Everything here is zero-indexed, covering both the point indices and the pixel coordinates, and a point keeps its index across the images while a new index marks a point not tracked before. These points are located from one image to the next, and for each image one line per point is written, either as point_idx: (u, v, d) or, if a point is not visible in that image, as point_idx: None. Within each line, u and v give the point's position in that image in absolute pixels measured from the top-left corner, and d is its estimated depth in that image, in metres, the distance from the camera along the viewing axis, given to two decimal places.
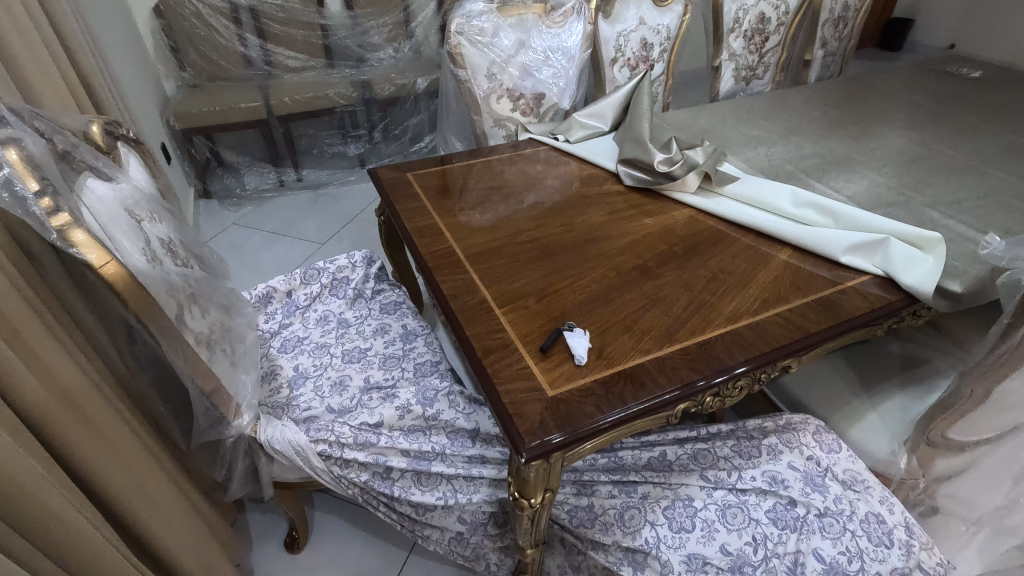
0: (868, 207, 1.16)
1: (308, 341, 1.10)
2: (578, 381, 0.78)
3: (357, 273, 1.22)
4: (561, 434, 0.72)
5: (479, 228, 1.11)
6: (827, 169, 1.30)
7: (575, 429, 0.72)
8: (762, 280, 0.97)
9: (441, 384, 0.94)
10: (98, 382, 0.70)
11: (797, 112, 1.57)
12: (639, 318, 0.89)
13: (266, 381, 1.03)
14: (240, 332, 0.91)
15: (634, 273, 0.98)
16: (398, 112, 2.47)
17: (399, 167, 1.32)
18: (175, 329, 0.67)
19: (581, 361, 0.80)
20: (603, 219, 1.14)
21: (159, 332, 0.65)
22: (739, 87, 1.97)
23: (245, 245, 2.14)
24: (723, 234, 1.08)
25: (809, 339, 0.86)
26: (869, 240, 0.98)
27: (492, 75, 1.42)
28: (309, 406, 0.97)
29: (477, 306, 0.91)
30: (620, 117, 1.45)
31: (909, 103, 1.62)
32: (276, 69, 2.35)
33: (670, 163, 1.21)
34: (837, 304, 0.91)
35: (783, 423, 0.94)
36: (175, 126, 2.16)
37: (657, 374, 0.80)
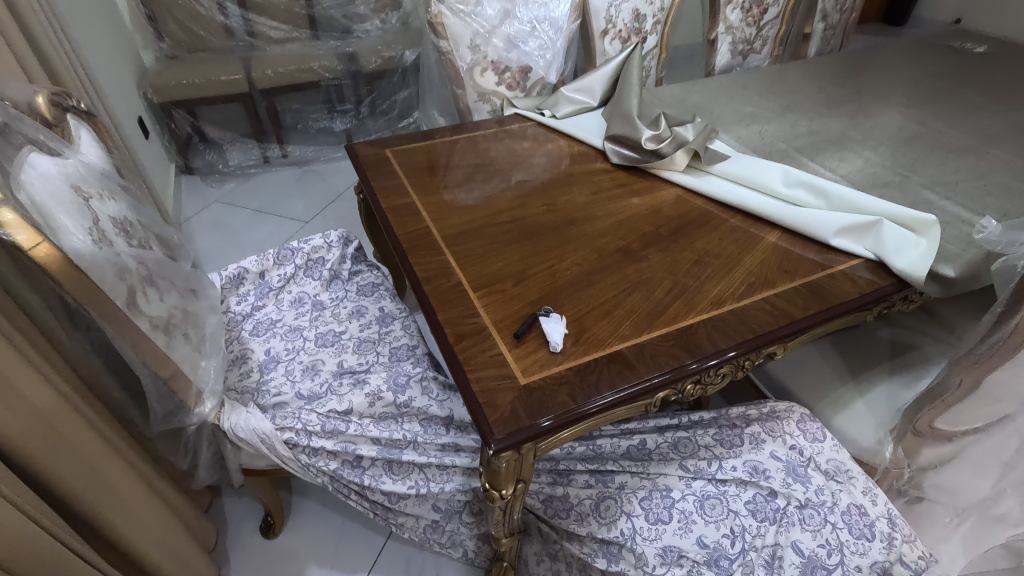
0: (862, 187, 1.12)
1: (281, 324, 1.07)
2: (552, 368, 0.75)
3: (332, 254, 1.18)
4: (531, 424, 0.68)
5: (459, 207, 1.07)
6: (821, 148, 1.25)
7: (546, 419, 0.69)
8: (748, 263, 0.93)
9: (414, 369, 0.91)
10: (48, 372, 0.66)
11: (794, 88, 1.52)
12: (620, 302, 0.85)
13: (236, 365, 1.00)
14: (206, 316, 0.88)
15: (616, 255, 0.94)
16: (385, 86, 2.40)
17: (377, 143, 1.27)
18: (122, 313, 0.64)
19: (556, 348, 0.77)
20: (588, 198, 1.09)
21: (103, 315, 0.62)
22: (736, 62, 1.91)
23: (228, 223, 2.09)
24: (711, 216, 1.04)
25: (795, 325, 0.82)
26: (861, 222, 0.94)
27: (475, 46, 1.36)
28: (280, 392, 0.94)
29: (451, 289, 0.88)
30: (609, 91, 1.40)
31: (909, 79, 1.57)
32: (258, 40, 2.27)
33: (659, 140, 1.16)
34: (825, 289, 0.88)
35: (767, 411, 0.91)
36: (153, 99, 2.08)
37: (635, 361, 0.77)
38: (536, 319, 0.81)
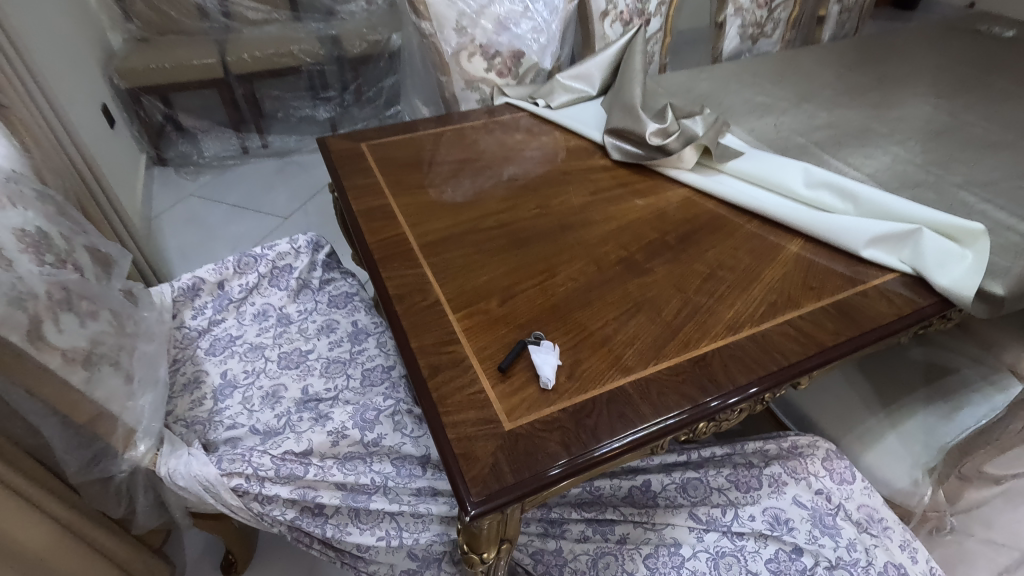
0: (891, 187, 1.00)
1: (241, 341, 0.95)
2: (542, 410, 0.64)
3: (300, 261, 1.06)
4: (518, 483, 0.57)
5: (440, 209, 0.95)
6: (844, 142, 1.13)
7: (535, 475, 0.58)
8: (768, 278, 0.81)
9: (385, 401, 0.80)
10: None
11: (810, 75, 1.39)
12: (621, 326, 0.74)
13: (187, 391, 0.88)
14: (144, 342, 0.76)
15: (617, 267, 0.83)
16: (370, 72, 2.25)
17: (352, 135, 1.15)
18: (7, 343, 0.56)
19: (548, 384, 0.66)
20: (585, 200, 0.97)
21: None
22: (745, 47, 1.77)
23: (203, 219, 1.96)
24: (725, 220, 0.92)
25: (824, 354, 0.71)
26: (897, 231, 0.82)
27: (461, 28, 1.23)
28: (234, 424, 0.83)
29: (427, 309, 0.76)
30: (609, 79, 1.28)
31: (936, 65, 1.44)
32: (234, 22, 2.12)
33: (665, 134, 1.04)
34: (857, 310, 0.76)
35: (788, 447, 0.81)
36: (120, 85, 1.95)
37: (639, 400, 0.65)
38: (524, 348, 0.70)
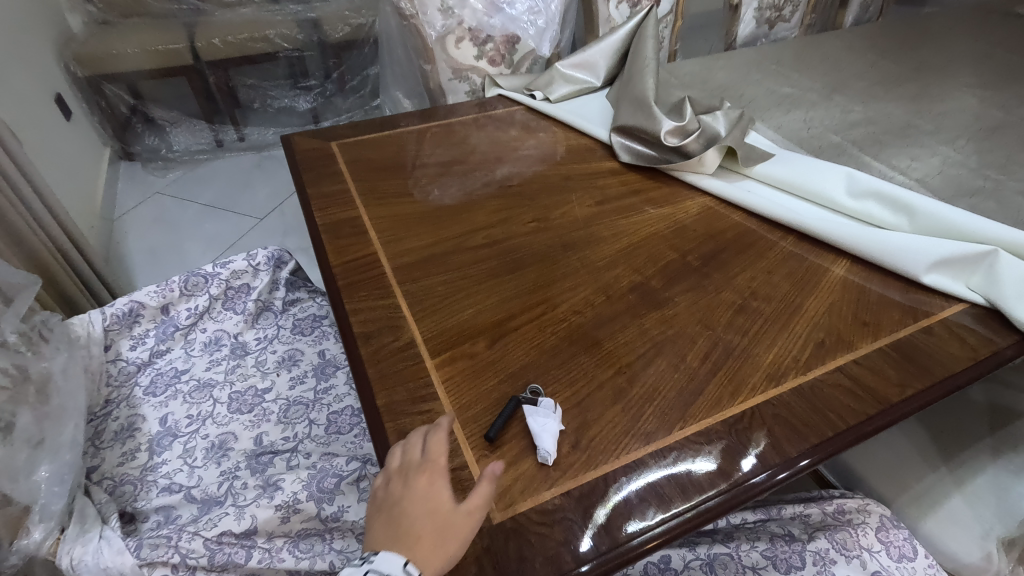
0: (946, 195, 0.86)
1: (187, 378, 0.81)
2: (539, 493, 0.51)
3: (260, 280, 0.91)
4: None
5: (419, 222, 0.81)
6: (885, 140, 0.98)
7: None
8: (812, 310, 0.68)
9: (348, 464, 0.67)
10: None
11: (840, 64, 1.25)
12: (637, 375, 0.60)
13: (118, 441, 0.74)
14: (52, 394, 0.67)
15: (629, 297, 0.69)
16: (354, 59, 2.09)
17: (322, 132, 1.00)
18: None
19: (548, 460, 0.52)
20: (590, 210, 0.83)
21: None
22: (760, 33, 1.63)
23: (171, 220, 1.80)
24: (755, 236, 0.79)
25: (891, 412, 0.57)
26: (964, 253, 0.69)
27: (447, 9, 1.08)
28: (170, 486, 0.69)
29: (398, 353, 0.62)
30: (615, 69, 1.13)
31: (978, 52, 1.29)
32: (206, 4, 1.97)
33: (683, 134, 0.91)
34: (922, 352, 0.63)
35: (834, 515, 0.71)
36: (78, 73, 1.79)
37: (664, 479, 0.52)
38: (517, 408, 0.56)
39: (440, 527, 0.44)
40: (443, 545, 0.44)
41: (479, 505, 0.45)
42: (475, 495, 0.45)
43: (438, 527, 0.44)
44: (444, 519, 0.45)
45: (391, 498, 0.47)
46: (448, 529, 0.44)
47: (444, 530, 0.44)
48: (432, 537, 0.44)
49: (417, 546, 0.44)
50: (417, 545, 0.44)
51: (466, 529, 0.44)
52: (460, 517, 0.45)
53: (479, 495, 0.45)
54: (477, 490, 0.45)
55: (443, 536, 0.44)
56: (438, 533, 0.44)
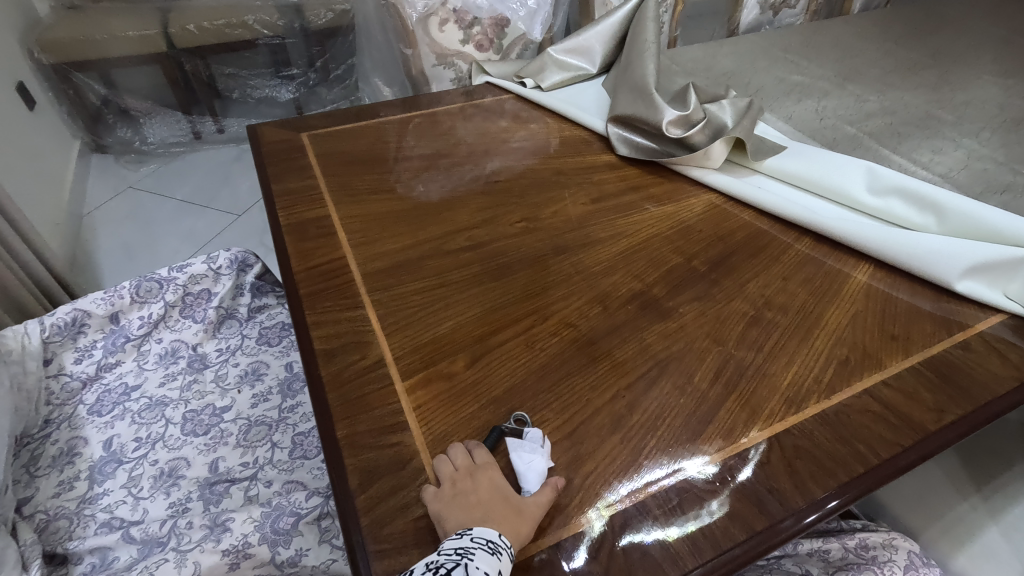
0: (974, 192, 0.78)
1: (137, 395, 0.73)
2: (523, 546, 0.44)
3: (222, 286, 0.83)
4: None
5: (395, 221, 0.73)
6: (904, 132, 0.91)
7: None
8: (834, 322, 0.60)
9: (308, 501, 0.62)
10: None
11: (851, 50, 1.17)
12: (637, 400, 0.52)
13: (56, 468, 0.66)
14: None
15: (628, 308, 0.61)
16: (339, 47, 2.00)
17: (293, 122, 0.92)
18: None
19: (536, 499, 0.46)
20: (585, 209, 0.75)
21: None
22: (765, 19, 1.54)
23: (145, 216, 1.71)
24: (768, 238, 0.71)
25: (930, 443, 0.50)
26: (1004, 258, 0.62)
27: None
28: (111, 521, 0.61)
29: (364, 375, 0.54)
30: (612, 54, 1.05)
31: (998, 38, 1.21)
32: None
33: (686, 124, 0.83)
34: (961, 372, 0.55)
35: (856, 551, 0.62)
36: (43, 60, 1.68)
37: (666, 515, 0.45)
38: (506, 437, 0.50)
39: (516, 513, 0.44)
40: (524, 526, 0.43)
41: (547, 501, 0.45)
42: (540, 488, 0.45)
43: (515, 512, 0.44)
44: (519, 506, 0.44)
45: (457, 485, 0.45)
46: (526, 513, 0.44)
47: (521, 514, 0.44)
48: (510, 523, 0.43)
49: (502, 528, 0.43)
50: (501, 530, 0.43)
51: (536, 517, 0.44)
52: (534, 505, 0.44)
53: (547, 492, 0.45)
54: (545, 484, 0.46)
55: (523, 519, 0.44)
56: (517, 517, 0.44)
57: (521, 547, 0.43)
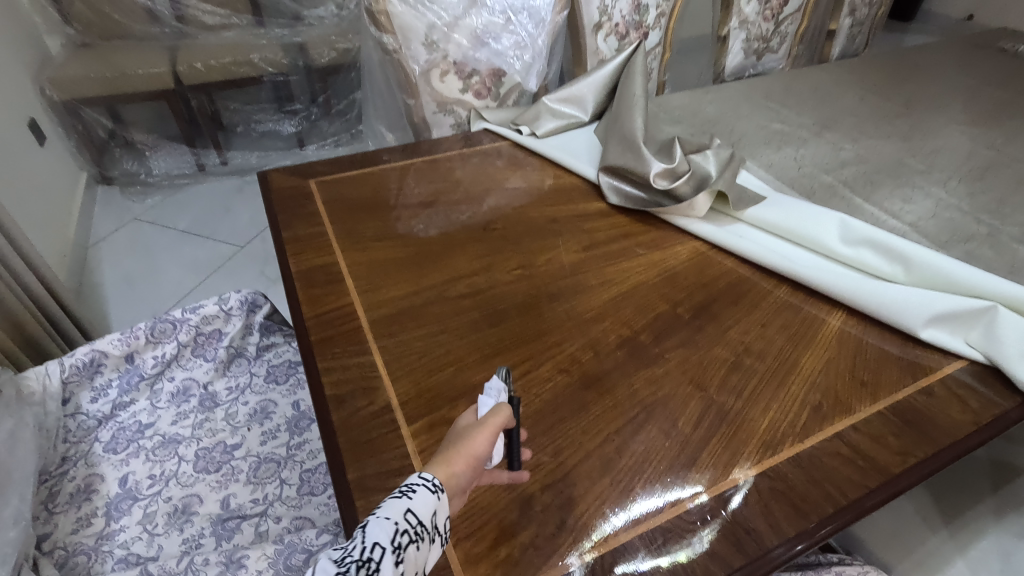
0: (939, 240, 0.84)
1: (151, 433, 0.76)
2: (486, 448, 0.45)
3: (232, 326, 0.88)
4: None
5: (397, 268, 0.77)
6: (876, 181, 0.97)
7: None
8: (809, 368, 0.65)
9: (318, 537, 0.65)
10: None
11: (828, 98, 1.24)
12: (626, 444, 0.57)
13: (73, 504, 0.69)
14: None
15: (619, 355, 0.66)
16: (341, 83, 2.08)
17: (300, 169, 0.97)
18: None
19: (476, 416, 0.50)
20: (577, 256, 0.80)
21: None
22: (749, 63, 1.62)
23: (149, 246, 1.75)
24: (748, 285, 0.76)
25: (895, 485, 0.54)
26: (965, 309, 0.67)
27: (431, 43, 1.03)
28: (127, 557, 0.64)
29: (373, 419, 0.58)
30: (604, 103, 1.11)
31: (965, 87, 1.29)
32: (187, 26, 1.94)
33: (673, 176, 0.88)
34: (924, 417, 0.60)
35: None
36: (53, 97, 1.74)
37: (658, 545, 0.50)
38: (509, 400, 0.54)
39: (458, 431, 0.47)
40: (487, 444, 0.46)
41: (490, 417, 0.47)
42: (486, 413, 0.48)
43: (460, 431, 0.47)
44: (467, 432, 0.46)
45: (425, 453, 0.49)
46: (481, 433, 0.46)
47: (465, 428, 0.47)
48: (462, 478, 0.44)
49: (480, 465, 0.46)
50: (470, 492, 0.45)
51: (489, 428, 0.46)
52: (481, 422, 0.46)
53: (502, 413, 0.47)
54: (498, 406, 0.47)
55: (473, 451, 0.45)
56: (457, 432, 0.47)
57: (480, 448, 0.45)
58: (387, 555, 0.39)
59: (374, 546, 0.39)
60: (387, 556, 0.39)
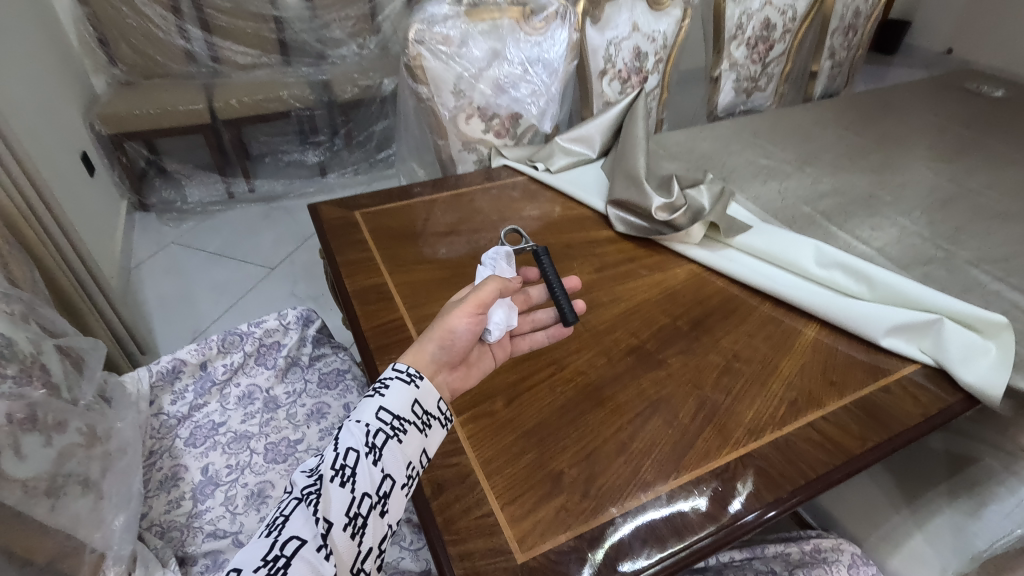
0: (902, 263, 0.97)
1: (224, 430, 0.88)
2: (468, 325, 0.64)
3: (289, 337, 1.01)
4: None
5: (437, 288, 0.90)
6: (850, 212, 1.11)
7: None
8: (787, 370, 0.77)
9: None
10: None
11: (809, 135, 1.39)
12: (637, 431, 0.69)
13: (163, 489, 0.81)
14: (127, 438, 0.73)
15: (628, 360, 0.79)
16: (361, 116, 2.24)
17: (346, 202, 1.10)
18: None
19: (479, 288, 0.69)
20: (590, 277, 0.93)
21: None
22: (740, 101, 1.78)
23: (184, 268, 1.89)
24: (737, 301, 0.89)
25: (855, 464, 0.67)
26: (916, 321, 0.80)
27: (459, 91, 1.19)
28: (216, 532, 0.76)
29: None
30: (610, 141, 1.26)
31: (931, 125, 1.44)
32: (222, 66, 2.19)
33: (672, 209, 1.02)
34: (882, 410, 0.73)
35: (811, 552, 0.77)
36: (102, 131, 1.89)
37: (663, 530, 0.60)
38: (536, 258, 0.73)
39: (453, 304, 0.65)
40: (477, 320, 0.65)
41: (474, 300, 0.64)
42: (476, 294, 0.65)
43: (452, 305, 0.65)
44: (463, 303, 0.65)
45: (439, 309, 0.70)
46: (469, 304, 0.64)
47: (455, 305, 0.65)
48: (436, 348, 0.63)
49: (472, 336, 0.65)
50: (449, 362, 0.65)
51: (467, 310, 0.64)
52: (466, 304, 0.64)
53: (485, 297, 0.64)
54: (483, 293, 0.64)
55: (457, 322, 0.64)
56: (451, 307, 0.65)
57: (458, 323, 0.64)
58: (361, 452, 0.55)
59: (350, 449, 0.55)
60: (362, 454, 0.55)
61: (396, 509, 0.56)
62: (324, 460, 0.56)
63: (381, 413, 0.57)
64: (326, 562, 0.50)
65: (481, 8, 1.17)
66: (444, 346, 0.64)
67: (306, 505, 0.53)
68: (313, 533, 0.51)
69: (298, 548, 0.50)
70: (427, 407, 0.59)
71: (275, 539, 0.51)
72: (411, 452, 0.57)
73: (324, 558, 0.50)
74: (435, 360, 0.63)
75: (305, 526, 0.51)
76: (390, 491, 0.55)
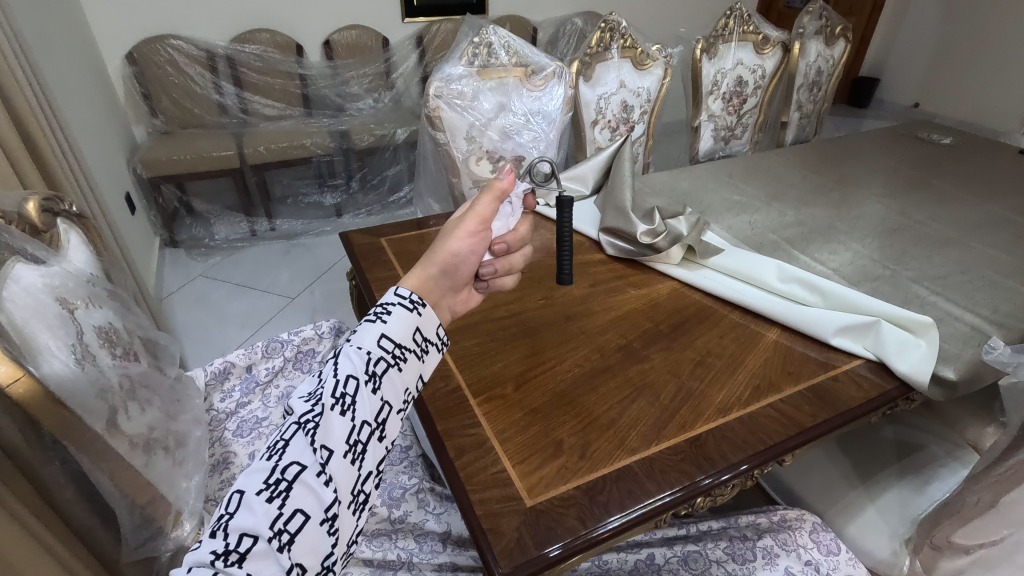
0: (854, 281, 1.13)
1: (267, 422, 1.01)
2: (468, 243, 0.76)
3: (323, 345, 1.15)
4: (560, 545, 0.65)
5: None
6: (811, 239, 1.27)
7: (575, 542, 0.66)
8: (751, 363, 0.92)
9: (410, 480, 0.93)
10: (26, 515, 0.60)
11: (776, 176, 1.57)
12: (624, 410, 0.83)
13: (216, 471, 0.93)
14: (190, 430, 0.83)
15: (617, 354, 0.93)
16: (376, 162, 2.45)
17: (372, 231, 1.27)
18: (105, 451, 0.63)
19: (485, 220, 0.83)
20: (584, 291, 1.09)
21: (89, 459, 0.61)
22: (718, 147, 1.98)
23: (210, 298, 2.04)
24: (711, 310, 1.04)
25: (806, 435, 0.80)
26: (859, 322, 0.94)
27: (471, 137, 1.38)
28: None
29: (448, 394, 0.85)
30: (601, 180, 1.43)
31: (885, 168, 1.62)
32: (251, 117, 2.43)
33: (654, 234, 1.17)
34: (831, 394, 0.86)
35: (778, 521, 0.91)
36: (142, 174, 2.09)
37: (646, 482, 0.73)
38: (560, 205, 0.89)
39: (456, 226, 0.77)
40: (477, 240, 0.77)
41: (475, 222, 0.76)
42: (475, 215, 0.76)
43: (454, 227, 0.77)
44: (467, 226, 0.76)
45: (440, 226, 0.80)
46: (471, 224, 0.76)
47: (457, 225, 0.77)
48: (439, 275, 0.75)
49: (473, 258, 0.77)
50: (454, 287, 0.77)
51: (468, 229, 0.76)
52: (469, 224, 0.76)
53: (481, 218, 0.76)
54: (480, 213, 0.76)
55: (459, 245, 0.75)
56: (454, 226, 0.77)
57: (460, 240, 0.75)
58: (361, 381, 0.64)
59: (351, 377, 0.64)
60: (361, 383, 0.64)
61: (391, 432, 0.67)
62: (325, 387, 0.63)
63: (383, 342, 0.67)
64: (325, 487, 0.60)
65: (491, 68, 1.38)
66: (446, 266, 0.75)
67: (304, 433, 0.60)
68: (313, 460, 0.60)
69: (299, 474, 0.59)
70: (425, 333, 0.71)
71: (276, 464, 0.59)
72: (407, 378, 0.68)
73: (323, 484, 0.60)
74: (438, 282, 0.75)
75: (304, 454, 0.60)
76: (387, 418, 0.66)
